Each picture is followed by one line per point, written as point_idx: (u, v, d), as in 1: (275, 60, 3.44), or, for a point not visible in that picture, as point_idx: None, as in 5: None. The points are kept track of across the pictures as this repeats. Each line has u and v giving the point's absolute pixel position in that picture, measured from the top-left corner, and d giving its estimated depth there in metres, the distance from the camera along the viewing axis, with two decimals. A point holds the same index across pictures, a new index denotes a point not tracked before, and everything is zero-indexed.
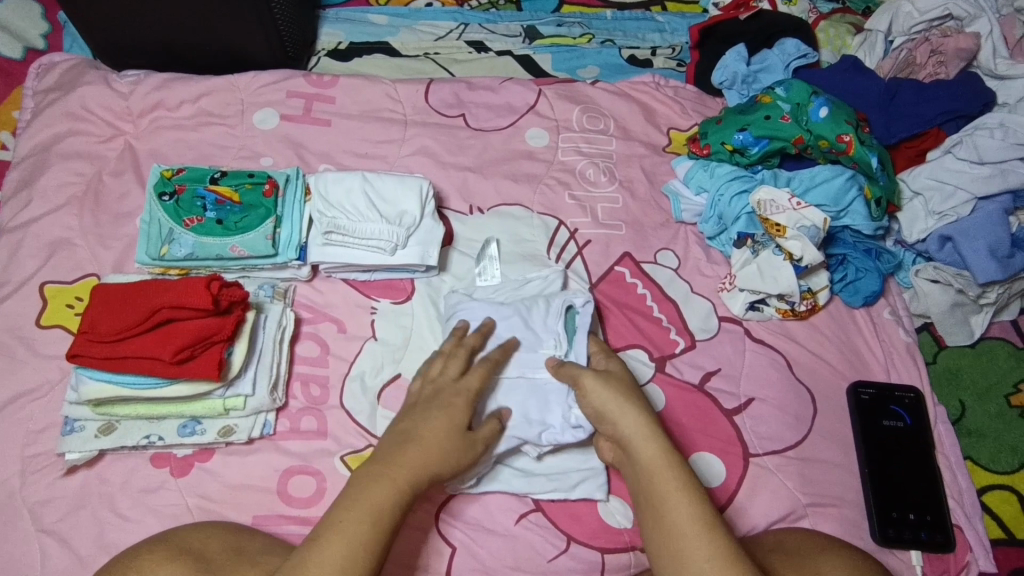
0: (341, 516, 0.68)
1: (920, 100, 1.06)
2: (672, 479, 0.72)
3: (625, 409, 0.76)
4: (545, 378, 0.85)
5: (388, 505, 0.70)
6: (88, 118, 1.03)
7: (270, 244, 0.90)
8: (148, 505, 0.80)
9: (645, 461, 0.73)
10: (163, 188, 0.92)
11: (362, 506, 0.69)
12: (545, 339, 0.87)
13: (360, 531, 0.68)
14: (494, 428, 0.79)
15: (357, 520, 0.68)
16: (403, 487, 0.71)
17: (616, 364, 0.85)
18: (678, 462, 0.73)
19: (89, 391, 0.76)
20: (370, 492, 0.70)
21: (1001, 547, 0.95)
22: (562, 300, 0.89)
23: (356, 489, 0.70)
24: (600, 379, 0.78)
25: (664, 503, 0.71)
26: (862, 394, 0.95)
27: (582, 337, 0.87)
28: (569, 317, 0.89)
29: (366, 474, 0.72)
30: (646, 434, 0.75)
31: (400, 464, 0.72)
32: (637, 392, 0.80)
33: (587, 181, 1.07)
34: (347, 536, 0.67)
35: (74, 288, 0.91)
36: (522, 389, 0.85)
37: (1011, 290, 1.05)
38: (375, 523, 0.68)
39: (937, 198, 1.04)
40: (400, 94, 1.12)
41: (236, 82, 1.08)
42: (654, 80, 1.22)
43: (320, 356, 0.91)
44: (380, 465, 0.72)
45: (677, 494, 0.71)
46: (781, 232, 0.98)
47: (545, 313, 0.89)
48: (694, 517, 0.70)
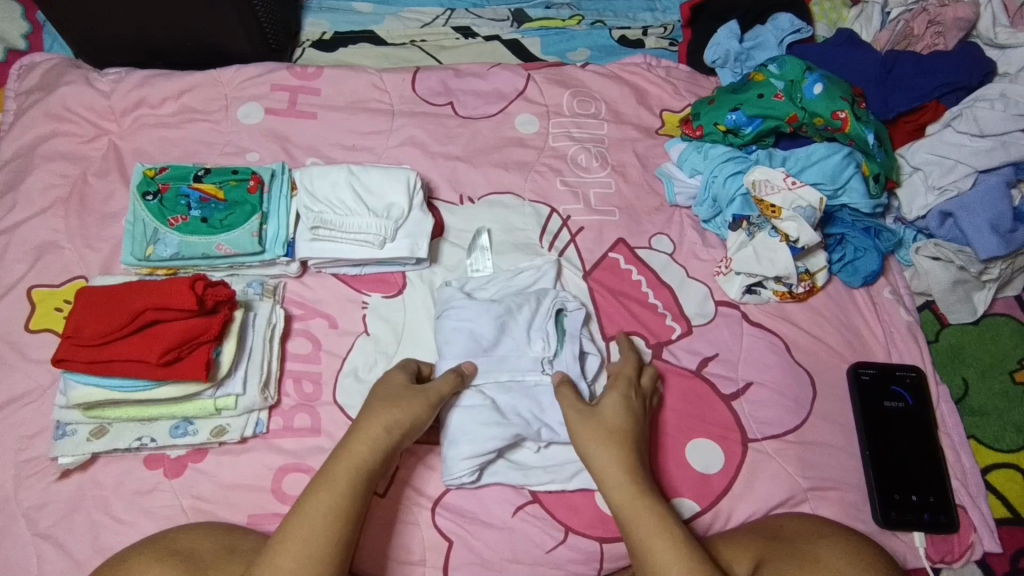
0: (296, 519, 0.69)
1: (918, 72, 1.04)
2: (648, 528, 0.73)
3: (603, 459, 0.77)
4: (534, 381, 0.85)
5: (345, 478, 0.72)
6: (70, 118, 1.02)
7: (256, 241, 0.89)
8: (142, 507, 0.79)
9: (621, 508, 0.75)
10: (146, 187, 0.91)
11: (322, 496, 0.70)
12: (534, 340, 0.86)
13: (319, 524, 0.69)
14: (452, 378, 0.80)
15: (318, 513, 0.69)
16: (358, 454, 0.73)
17: (618, 390, 0.82)
18: (656, 507, 0.74)
19: (79, 395, 0.75)
20: (330, 481, 0.72)
21: (1005, 527, 0.94)
22: (551, 301, 0.88)
23: (312, 489, 0.71)
24: (580, 423, 0.79)
25: (641, 552, 0.72)
26: (862, 375, 0.94)
27: (572, 341, 0.87)
28: (558, 319, 0.89)
29: (321, 475, 0.72)
30: (622, 482, 0.76)
31: (355, 435, 0.75)
32: (623, 428, 0.79)
33: (579, 167, 1.05)
34: (306, 530, 0.68)
35: (62, 291, 0.90)
36: (516, 391, 0.84)
37: (1014, 266, 1.03)
38: (335, 496, 0.71)
39: (936, 172, 1.01)
40: (387, 84, 1.10)
41: (219, 77, 1.07)
42: (646, 61, 1.19)
43: (312, 352, 0.90)
44: (337, 448, 0.74)
45: (653, 542, 0.72)
46: (777, 213, 0.96)
47: (534, 312, 0.88)
48: (669, 562, 0.71)
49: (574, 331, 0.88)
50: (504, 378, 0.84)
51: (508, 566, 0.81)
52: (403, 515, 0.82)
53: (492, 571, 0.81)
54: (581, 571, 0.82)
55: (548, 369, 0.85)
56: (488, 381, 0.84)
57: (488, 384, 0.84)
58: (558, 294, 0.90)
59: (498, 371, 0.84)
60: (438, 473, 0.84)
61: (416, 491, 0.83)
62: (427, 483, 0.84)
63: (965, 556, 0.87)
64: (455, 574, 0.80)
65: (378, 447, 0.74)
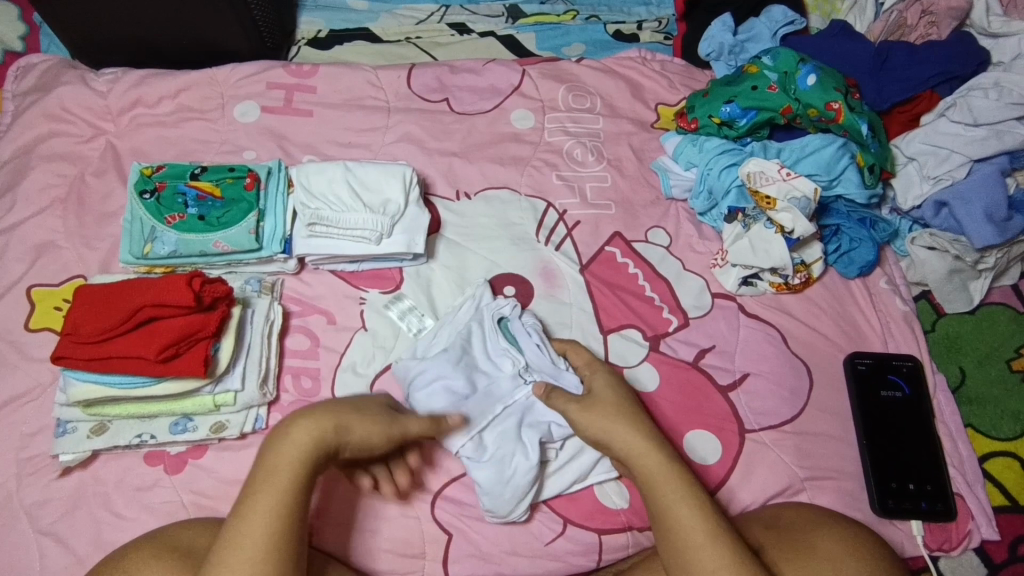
0: (237, 517, 0.67)
1: (912, 62, 1.05)
2: (674, 495, 0.73)
3: (618, 433, 0.76)
4: (523, 397, 0.84)
5: (284, 474, 0.68)
6: (67, 119, 1.03)
7: (254, 238, 0.89)
8: (143, 503, 0.80)
9: (645, 480, 0.75)
10: (144, 185, 0.91)
11: (263, 494, 0.68)
12: (499, 362, 0.86)
13: (259, 523, 0.66)
14: (426, 423, 0.76)
15: (256, 511, 0.67)
16: (302, 446, 0.69)
17: (600, 375, 0.83)
18: (678, 475, 0.75)
19: (78, 392, 0.76)
20: (267, 478, 0.68)
21: (1004, 515, 0.94)
22: (490, 316, 0.88)
23: (254, 487, 0.68)
24: (585, 409, 0.78)
25: (671, 523, 0.72)
26: (858, 364, 0.94)
27: (527, 341, 0.87)
28: (505, 328, 0.88)
29: (260, 468, 0.69)
30: (642, 449, 0.76)
31: (297, 425, 0.70)
32: (626, 404, 0.80)
33: (575, 162, 1.06)
34: (246, 532, 0.66)
35: (61, 290, 0.91)
36: (511, 417, 0.82)
37: (1010, 254, 1.03)
38: (274, 492, 0.68)
39: (932, 162, 1.01)
40: (382, 81, 1.10)
41: (215, 75, 1.07)
42: (640, 54, 1.19)
43: (310, 348, 0.90)
44: (275, 437, 0.70)
45: (681, 509, 0.72)
46: (772, 205, 0.96)
47: (482, 337, 0.87)
48: (699, 529, 0.71)
49: (529, 330, 0.87)
50: (496, 410, 0.82)
51: (507, 559, 0.81)
52: (403, 509, 0.82)
53: (492, 564, 0.81)
54: (580, 562, 0.82)
55: (525, 377, 0.85)
56: (484, 421, 0.82)
57: (487, 436, 0.82)
58: (493, 302, 0.89)
59: (489, 406, 0.83)
60: (436, 468, 0.84)
61: (415, 486, 0.83)
62: (427, 478, 0.84)
63: (962, 545, 0.88)
64: (455, 566, 0.81)
65: (319, 445, 0.70)
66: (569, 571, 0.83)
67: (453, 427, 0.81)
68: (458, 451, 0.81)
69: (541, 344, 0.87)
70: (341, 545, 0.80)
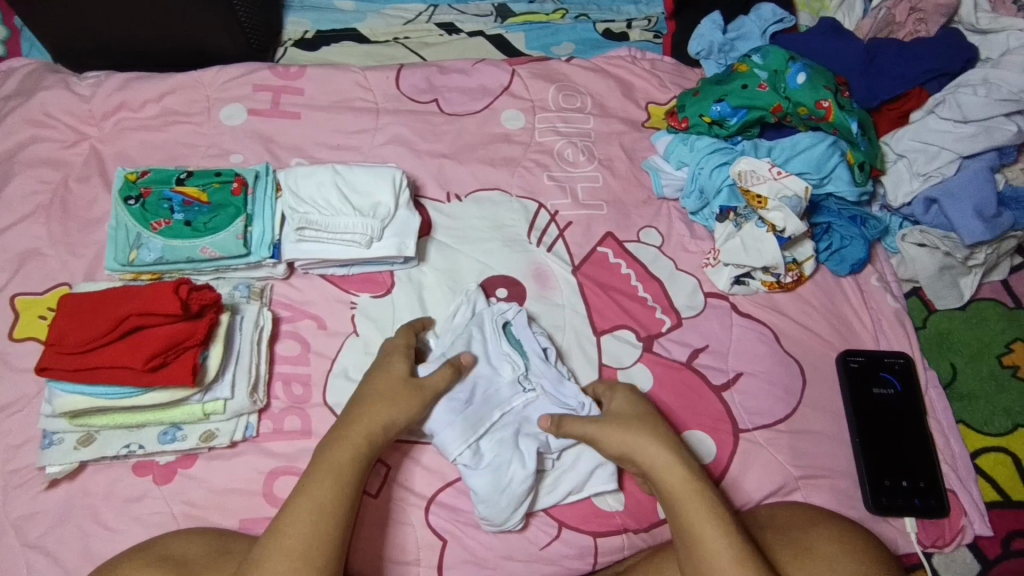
0: (299, 501, 0.70)
1: (902, 59, 1.04)
2: (700, 514, 0.72)
3: (643, 447, 0.77)
4: (521, 405, 0.84)
5: (343, 463, 0.72)
6: (50, 124, 1.01)
7: (242, 244, 0.88)
8: (132, 514, 0.79)
9: (670, 496, 0.74)
10: (129, 192, 0.90)
11: (326, 482, 0.71)
12: (500, 367, 0.85)
13: (329, 509, 0.70)
14: (447, 371, 0.80)
15: (323, 491, 0.70)
16: (356, 441, 0.74)
17: (622, 395, 0.84)
18: (705, 494, 0.74)
19: (63, 403, 0.75)
20: (332, 468, 0.72)
21: (996, 510, 0.94)
22: (493, 321, 0.87)
23: (311, 475, 0.72)
24: (610, 423, 0.79)
25: (695, 540, 0.71)
26: (851, 362, 0.94)
27: (530, 348, 0.87)
28: (507, 333, 0.88)
29: (320, 461, 0.72)
30: (668, 463, 0.76)
31: (355, 421, 0.75)
32: (652, 421, 0.80)
33: (566, 162, 1.05)
34: (307, 511, 0.69)
35: (45, 298, 0.89)
36: (509, 424, 0.82)
37: (1000, 250, 1.03)
38: (339, 479, 0.71)
39: (921, 159, 1.02)
40: (370, 82, 1.09)
41: (200, 78, 1.06)
42: (630, 53, 1.19)
43: (301, 354, 0.89)
44: (333, 434, 0.74)
45: (706, 526, 0.72)
46: (762, 204, 0.96)
47: (484, 342, 0.87)
48: (724, 550, 0.70)
49: (533, 338, 0.87)
50: (494, 416, 0.82)
51: (503, 564, 0.81)
52: (397, 515, 0.82)
53: (487, 569, 0.81)
54: (576, 565, 0.82)
55: (524, 385, 0.85)
56: (482, 428, 0.81)
57: (486, 441, 0.81)
58: (496, 308, 0.88)
59: (488, 411, 0.82)
60: (430, 473, 0.84)
61: (409, 492, 0.83)
62: (421, 484, 0.83)
63: (956, 541, 0.88)
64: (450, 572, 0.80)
65: (376, 434, 0.75)
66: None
67: (452, 433, 0.80)
68: (456, 459, 0.79)
69: (542, 352, 0.87)
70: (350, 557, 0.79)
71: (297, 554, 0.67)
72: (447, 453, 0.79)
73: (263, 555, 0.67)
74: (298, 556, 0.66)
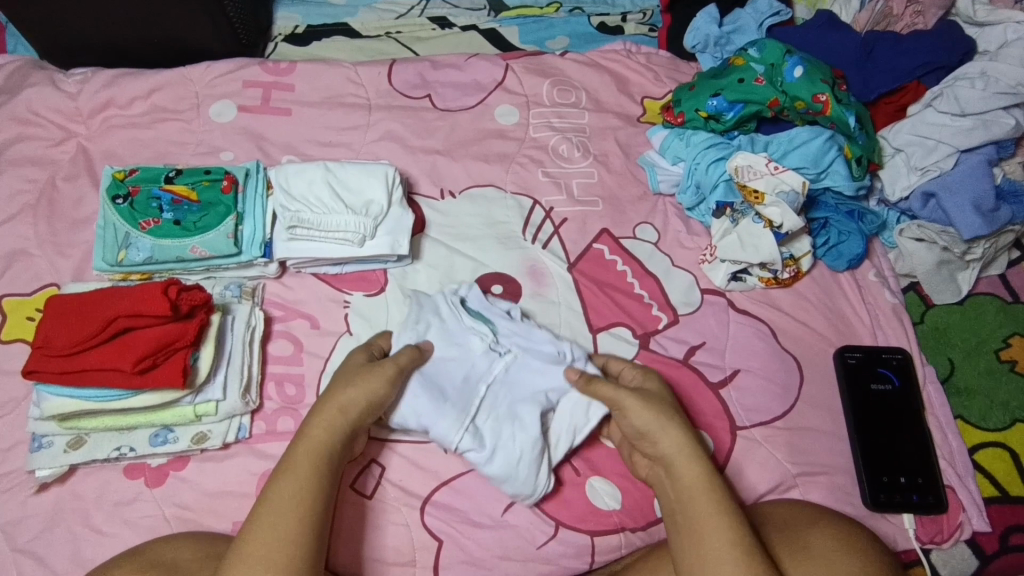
0: (263, 506, 0.68)
1: (896, 54, 1.04)
2: (712, 509, 0.71)
3: (668, 433, 0.75)
4: (501, 370, 0.83)
5: (304, 462, 0.71)
6: (37, 122, 1.00)
7: (232, 243, 0.86)
8: (123, 518, 0.78)
9: (686, 487, 0.73)
10: (116, 190, 0.88)
11: (287, 482, 0.70)
12: (468, 341, 0.84)
13: (289, 508, 0.68)
14: (410, 352, 0.80)
15: (286, 492, 0.69)
16: (317, 439, 0.72)
17: (652, 378, 0.82)
18: (719, 490, 0.73)
19: (52, 406, 0.74)
20: (292, 466, 0.70)
21: (994, 506, 0.93)
22: (447, 301, 0.86)
23: (275, 477, 0.70)
24: (642, 399, 0.76)
25: (703, 535, 0.70)
26: (848, 358, 0.94)
27: (493, 316, 0.86)
28: (467, 308, 0.86)
29: (282, 463, 0.71)
30: (689, 454, 0.74)
31: (313, 419, 0.73)
32: (677, 409, 0.79)
33: (561, 158, 1.04)
34: (274, 513, 0.68)
35: (33, 300, 0.88)
36: (501, 395, 0.81)
37: (998, 245, 1.02)
38: (299, 478, 0.70)
39: (919, 153, 1.01)
40: (362, 78, 1.08)
41: (189, 74, 1.04)
42: (625, 48, 1.17)
43: (293, 354, 0.88)
44: (296, 435, 0.73)
45: (716, 524, 0.71)
46: (760, 199, 0.95)
47: (446, 323, 0.85)
48: (731, 547, 0.69)
49: (494, 308, 0.87)
50: (482, 391, 0.81)
51: (499, 564, 0.80)
52: (391, 516, 0.81)
53: (483, 569, 0.80)
54: (573, 565, 0.81)
55: (499, 351, 0.84)
56: (474, 409, 0.80)
57: (483, 422, 0.80)
58: (448, 289, 0.88)
59: (473, 391, 0.81)
60: (425, 473, 0.83)
61: (404, 492, 0.82)
62: (416, 484, 0.83)
63: (954, 537, 0.88)
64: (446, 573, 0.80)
65: (334, 427, 0.73)
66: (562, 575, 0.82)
67: (445, 424, 0.78)
68: (458, 446, 0.78)
69: (506, 316, 0.87)
70: (336, 557, 0.79)
71: (254, 558, 0.65)
72: (449, 443, 0.78)
73: (229, 562, 0.65)
74: (255, 559, 0.65)
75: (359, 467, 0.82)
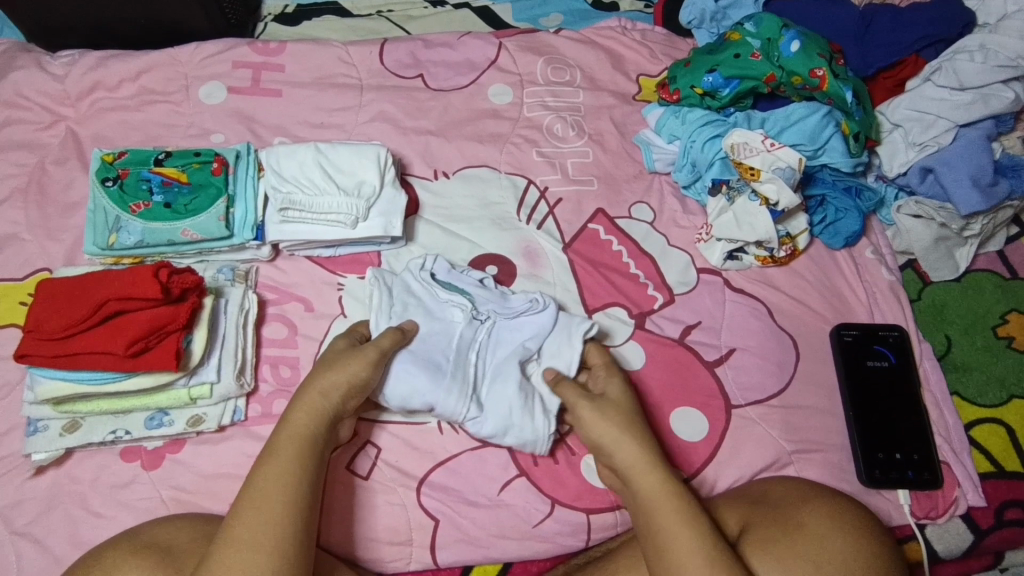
0: (249, 491, 0.69)
1: (896, 26, 1.02)
2: (673, 516, 0.71)
3: (622, 444, 0.76)
4: (484, 334, 0.84)
5: (288, 448, 0.71)
6: (25, 105, 0.98)
7: (223, 226, 0.86)
8: (121, 500, 0.78)
9: (644, 495, 0.73)
10: (106, 173, 0.88)
11: (269, 466, 0.70)
12: (449, 312, 0.85)
13: (272, 492, 0.68)
14: (391, 335, 0.80)
15: (269, 480, 0.69)
16: (300, 425, 0.73)
17: (614, 381, 0.82)
18: (679, 495, 0.73)
19: (46, 390, 0.74)
20: (275, 451, 0.71)
21: (989, 481, 0.92)
22: (418, 278, 0.86)
23: (261, 462, 0.71)
24: (594, 412, 0.78)
25: (667, 545, 0.70)
26: (845, 336, 0.93)
27: (465, 285, 0.87)
28: (441, 282, 0.87)
29: (267, 449, 0.72)
30: (643, 463, 0.75)
31: (294, 405, 0.74)
32: (636, 418, 0.79)
33: (555, 137, 1.03)
34: (259, 498, 0.68)
35: (25, 284, 0.88)
36: (491, 360, 0.83)
37: (996, 220, 1.01)
38: (281, 463, 0.70)
39: (917, 129, 1.00)
40: (354, 57, 1.06)
41: (177, 55, 1.03)
42: (621, 24, 1.16)
43: (288, 337, 0.88)
44: (279, 420, 0.74)
45: (679, 532, 0.70)
46: (756, 175, 0.94)
47: (425, 299, 0.86)
48: (695, 552, 0.69)
49: (463, 277, 0.88)
50: (473, 358, 0.82)
51: (495, 542, 0.81)
52: (387, 496, 0.81)
53: (479, 547, 0.81)
54: (569, 543, 0.82)
55: (479, 318, 0.85)
56: (470, 377, 0.81)
57: (483, 389, 0.82)
58: (415, 265, 0.87)
59: (464, 359, 0.82)
60: (420, 453, 0.83)
61: (400, 472, 0.82)
62: (412, 465, 0.83)
63: (949, 512, 0.88)
64: (442, 552, 0.81)
65: (319, 411, 0.74)
66: (558, 553, 0.82)
67: (447, 397, 0.79)
68: (463, 416, 0.79)
69: (478, 283, 0.88)
70: (331, 539, 0.79)
71: (241, 541, 0.65)
72: (454, 415, 0.79)
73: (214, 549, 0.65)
74: (242, 545, 0.65)
75: (355, 448, 0.83)
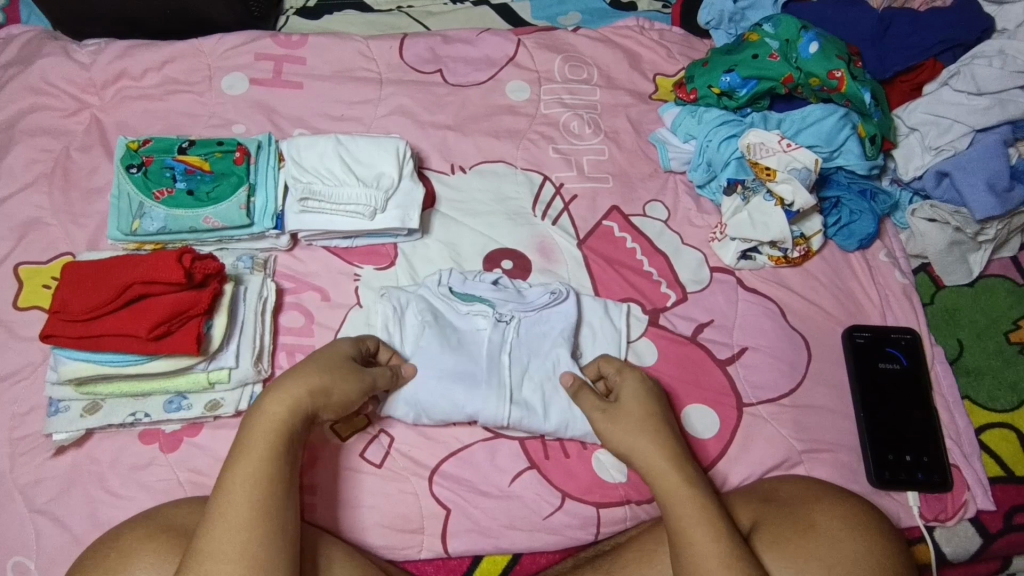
0: (220, 495, 0.66)
1: (914, 30, 1.03)
2: (690, 518, 0.71)
3: (642, 448, 0.76)
4: (512, 335, 0.85)
5: (261, 443, 0.69)
6: (50, 92, 1.00)
7: (245, 214, 0.87)
8: (139, 481, 0.79)
9: (663, 498, 0.73)
10: (130, 160, 0.89)
11: (242, 466, 0.67)
12: (473, 321, 0.87)
13: (240, 495, 0.66)
14: (386, 372, 0.80)
15: (238, 483, 0.66)
16: (273, 417, 0.70)
17: (631, 382, 0.82)
18: (701, 500, 0.72)
19: (68, 370, 0.75)
20: (247, 452, 0.68)
21: (999, 485, 0.92)
22: (437, 297, 0.87)
23: (231, 463, 0.68)
24: (609, 420, 0.79)
25: (683, 544, 0.70)
26: (857, 337, 0.94)
27: (480, 290, 0.88)
28: (461, 293, 0.88)
29: (236, 447, 0.69)
30: (661, 468, 0.75)
31: (269, 397, 0.72)
32: (656, 420, 0.79)
33: (571, 134, 1.04)
34: (230, 503, 0.65)
35: (48, 268, 0.89)
36: (529, 359, 0.85)
37: (1011, 225, 1.02)
38: (256, 463, 0.68)
39: (933, 133, 1.00)
40: (374, 52, 1.08)
41: (201, 46, 1.04)
42: (639, 24, 1.17)
43: (304, 326, 0.89)
44: (247, 417, 0.71)
45: (696, 534, 0.70)
46: (772, 176, 0.95)
47: (451, 311, 0.87)
48: (711, 553, 0.68)
49: (477, 284, 0.89)
50: (507, 359, 0.84)
51: (506, 533, 0.82)
52: (400, 484, 0.82)
53: (491, 537, 0.81)
54: (578, 535, 0.82)
55: (504, 321, 0.86)
56: (511, 383, 0.83)
57: (523, 390, 0.83)
58: (432, 281, 0.89)
59: (498, 365, 0.83)
60: (434, 443, 0.84)
61: (412, 461, 0.83)
62: (425, 454, 0.84)
63: (958, 515, 0.88)
64: (454, 541, 0.81)
65: (294, 408, 0.71)
66: (566, 546, 0.83)
67: (488, 405, 0.81)
68: (511, 419, 0.82)
69: (493, 286, 0.89)
70: (313, 512, 0.80)
71: (211, 551, 0.63)
72: (500, 420, 0.81)
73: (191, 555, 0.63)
74: (214, 553, 0.63)
75: (368, 438, 0.84)
